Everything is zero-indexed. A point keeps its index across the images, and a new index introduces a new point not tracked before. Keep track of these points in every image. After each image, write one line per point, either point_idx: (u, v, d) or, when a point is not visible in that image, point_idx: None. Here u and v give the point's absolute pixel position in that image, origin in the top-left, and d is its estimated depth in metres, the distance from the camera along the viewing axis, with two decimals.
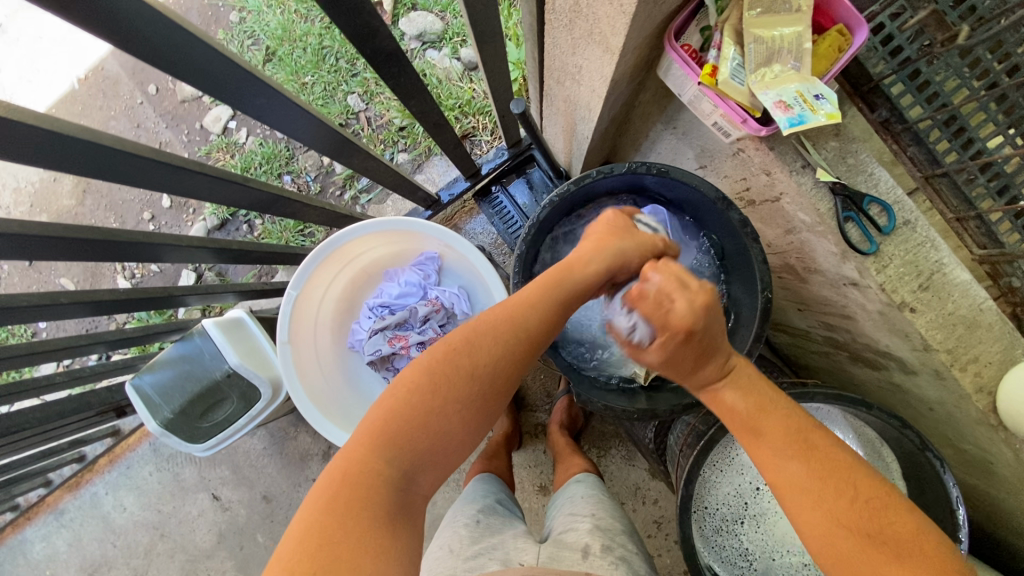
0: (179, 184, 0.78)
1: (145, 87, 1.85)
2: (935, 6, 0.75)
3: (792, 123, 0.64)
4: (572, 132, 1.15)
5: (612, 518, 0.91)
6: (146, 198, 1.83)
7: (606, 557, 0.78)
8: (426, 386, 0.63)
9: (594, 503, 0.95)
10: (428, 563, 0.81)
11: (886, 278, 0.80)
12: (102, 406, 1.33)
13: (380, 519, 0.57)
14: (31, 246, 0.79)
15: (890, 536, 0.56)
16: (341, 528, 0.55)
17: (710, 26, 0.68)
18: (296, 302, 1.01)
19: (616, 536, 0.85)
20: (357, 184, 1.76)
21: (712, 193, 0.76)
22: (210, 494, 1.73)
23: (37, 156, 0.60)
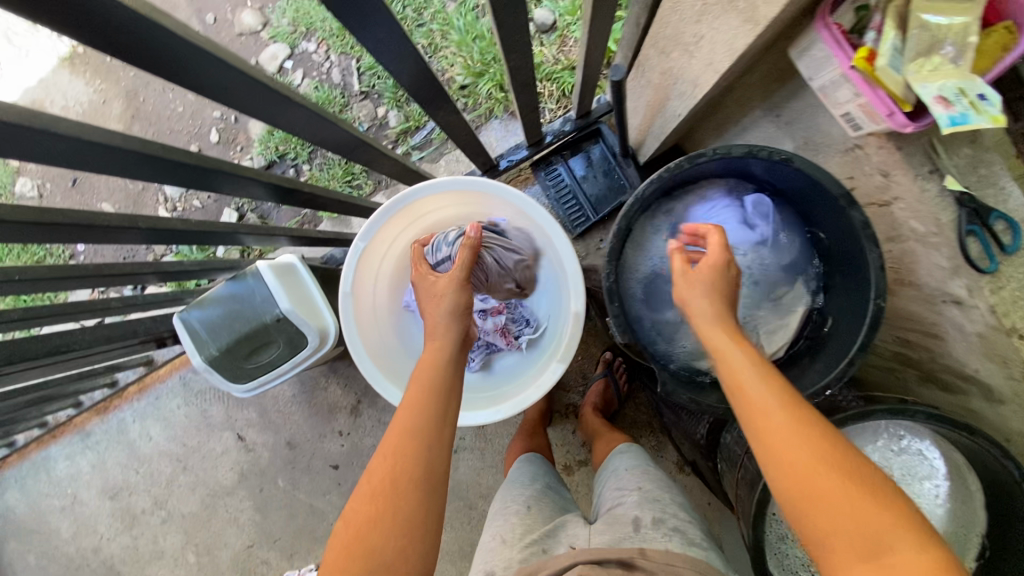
0: (275, 115, 0.74)
1: (203, 15, 1.79)
2: None
3: (954, 121, 0.58)
4: (659, 109, 1.10)
5: (662, 486, 0.87)
6: (194, 130, 1.79)
7: (657, 530, 0.76)
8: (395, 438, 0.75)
9: (640, 473, 0.91)
10: (483, 555, 0.82)
11: (999, 299, 0.75)
12: (146, 335, 1.32)
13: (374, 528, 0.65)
14: (113, 163, 0.76)
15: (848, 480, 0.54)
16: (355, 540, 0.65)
17: (868, 6, 0.63)
18: (362, 254, 0.98)
19: (668, 506, 0.82)
20: (411, 140, 1.71)
21: (836, 188, 0.70)
22: (235, 434, 1.74)
23: (146, 65, 0.57)
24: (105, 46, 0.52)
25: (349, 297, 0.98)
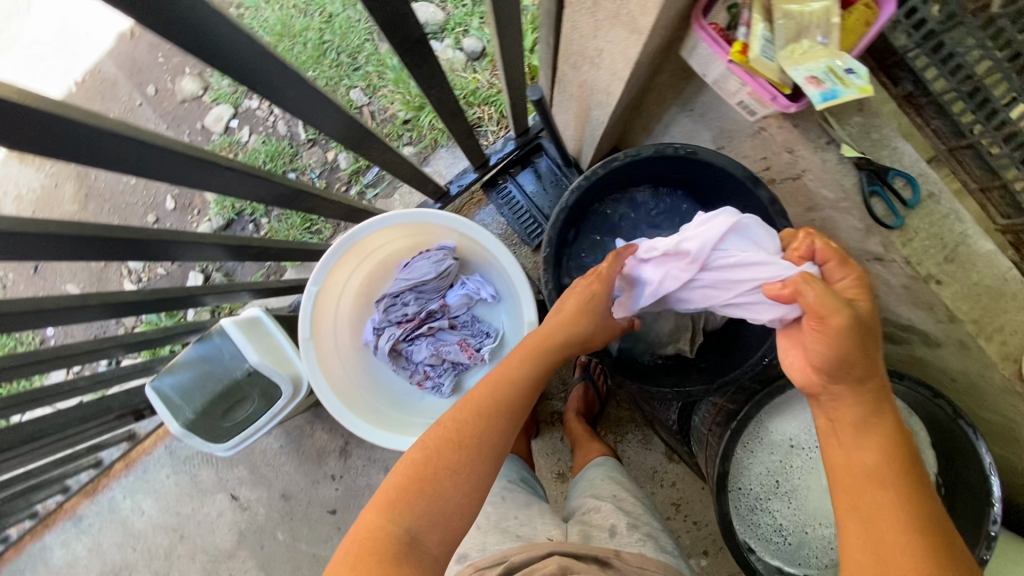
0: (205, 178, 0.78)
1: (144, 87, 1.83)
2: None
3: (826, 98, 0.63)
4: (585, 117, 1.15)
5: (634, 499, 0.92)
6: (150, 200, 1.81)
7: (633, 534, 0.79)
8: (486, 398, 0.70)
9: (614, 484, 0.96)
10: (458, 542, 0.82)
11: (911, 251, 0.80)
12: (122, 410, 1.32)
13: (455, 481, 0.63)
14: (56, 248, 0.78)
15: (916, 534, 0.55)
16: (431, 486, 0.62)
17: (737, 4, 0.68)
18: (317, 297, 1.01)
19: (640, 516, 0.86)
20: (363, 179, 1.75)
21: (741, 171, 0.76)
22: (229, 494, 1.73)
23: (71, 152, 0.60)
24: (24, 141, 0.55)
25: (310, 340, 1.01)
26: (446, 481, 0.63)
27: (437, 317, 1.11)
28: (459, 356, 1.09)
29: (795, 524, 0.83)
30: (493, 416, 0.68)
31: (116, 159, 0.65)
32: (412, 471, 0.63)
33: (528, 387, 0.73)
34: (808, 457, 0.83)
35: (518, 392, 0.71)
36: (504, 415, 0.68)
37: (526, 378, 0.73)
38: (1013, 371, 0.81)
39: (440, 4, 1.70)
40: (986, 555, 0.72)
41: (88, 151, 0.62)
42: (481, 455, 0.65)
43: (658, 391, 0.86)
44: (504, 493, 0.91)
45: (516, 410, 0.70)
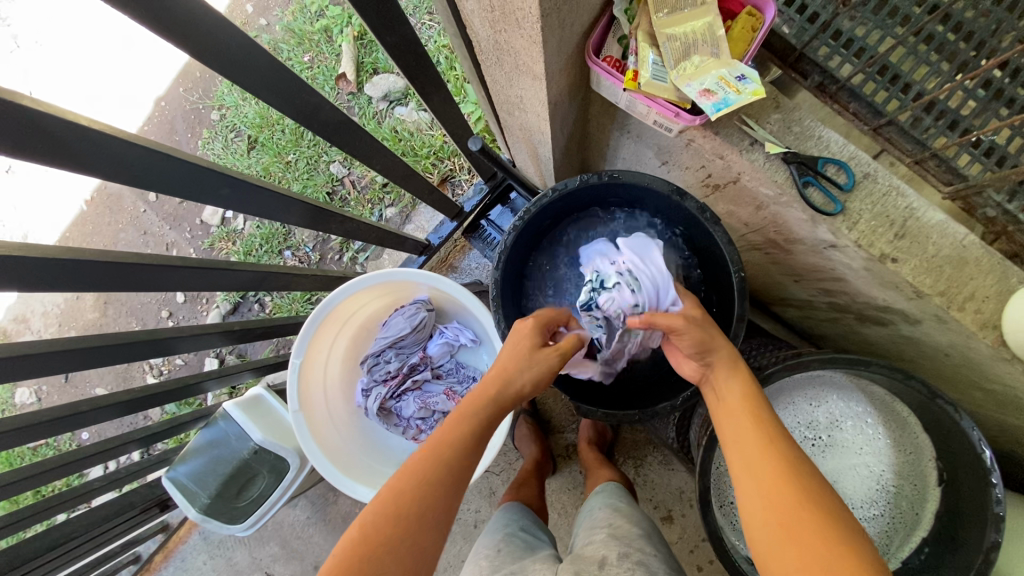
0: (165, 281, 0.83)
1: (146, 196, 1.97)
2: None
3: (718, 108, 0.67)
4: (536, 156, 1.19)
5: (629, 525, 0.89)
6: (162, 297, 1.92)
7: (622, 564, 0.77)
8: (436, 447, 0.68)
9: (613, 512, 0.94)
10: None
11: (860, 233, 0.79)
12: (145, 503, 1.37)
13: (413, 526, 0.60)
14: (36, 366, 0.82)
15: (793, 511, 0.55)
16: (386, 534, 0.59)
17: (625, 35, 0.74)
18: (301, 369, 1.04)
19: (633, 542, 0.83)
20: (353, 246, 1.83)
21: (666, 187, 0.79)
22: (264, 573, 1.74)
23: (32, 278, 0.67)
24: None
25: (300, 412, 1.03)
26: (413, 524, 0.60)
27: (420, 370, 1.13)
28: (447, 406, 1.11)
29: None
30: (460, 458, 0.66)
31: (73, 277, 0.71)
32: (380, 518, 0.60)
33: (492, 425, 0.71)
34: None
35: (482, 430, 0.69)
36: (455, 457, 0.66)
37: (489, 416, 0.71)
38: (995, 338, 0.77)
39: (399, 72, 1.81)
40: (998, 539, 0.66)
41: (47, 274, 0.68)
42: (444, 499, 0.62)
43: (624, 416, 0.85)
44: (500, 544, 0.91)
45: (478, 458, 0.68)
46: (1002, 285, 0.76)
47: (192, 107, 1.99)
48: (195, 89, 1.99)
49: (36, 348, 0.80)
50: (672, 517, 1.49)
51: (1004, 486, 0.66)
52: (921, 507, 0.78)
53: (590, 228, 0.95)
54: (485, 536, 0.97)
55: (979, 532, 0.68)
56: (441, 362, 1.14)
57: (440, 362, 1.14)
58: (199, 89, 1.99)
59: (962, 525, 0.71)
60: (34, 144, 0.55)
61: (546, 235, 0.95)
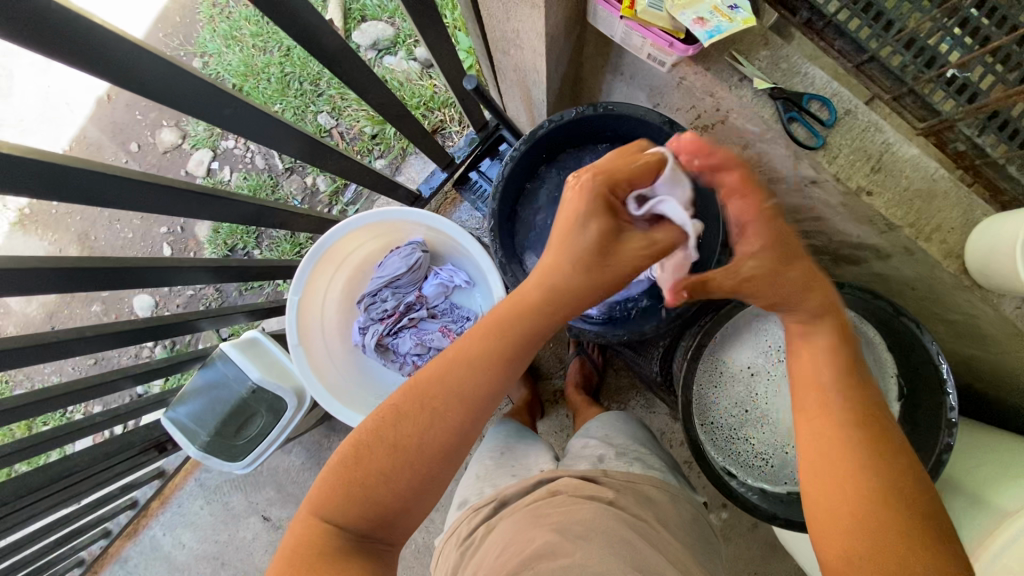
0: (165, 205, 0.84)
1: (128, 146, 1.93)
2: None
3: (711, 35, 0.70)
4: (529, 100, 1.20)
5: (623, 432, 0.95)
6: (148, 250, 1.87)
7: (620, 460, 0.84)
8: (417, 397, 0.62)
9: (604, 423, 0.99)
10: (460, 491, 0.89)
11: (838, 167, 0.83)
12: (143, 443, 1.40)
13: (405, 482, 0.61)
14: (37, 285, 0.81)
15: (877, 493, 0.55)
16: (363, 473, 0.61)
17: None
18: (300, 305, 1.07)
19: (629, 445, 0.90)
20: (343, 198, 1.81)
21: (659, 119, 0.83)
22: (261, 516, 1.80)
23: (35, 187, 0.67)
24: None
25: (300, 346, 1.07)
26: (388, 475, 0.61)
27: (416, 309, 1.17)
28: (442, 342, 1.15)
29: (772, 447, 0.88)
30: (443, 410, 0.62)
31: (75, 190, 0.71)
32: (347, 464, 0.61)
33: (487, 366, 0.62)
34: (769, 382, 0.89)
35: (467, 378, 0.62)
36: (451, 412, 0.62)
37: (494, 351, 0.62)
38: (958, 266, 0.82)
39: (388, 20, 1.77)
40: (950, 441, 0.74)
41: (56, 186, 0.69)
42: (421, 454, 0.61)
43: (613, 336, 0.92)
44: (501, 446, 0.97)
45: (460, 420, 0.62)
46: (968, 217, 0.81)
47: (172, 53, 1.93)
48: (176, 34, 1.93)
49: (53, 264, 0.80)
50: None
51: (958, 396, 0.75)
52: None
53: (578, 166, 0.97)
54: (484, 444, 1.02)
55: (933, 436, 0.76)
56: (437, 301, 1.18)
57: (435, 303, 1.18)
58: (180, 35, 1.92)
59: (919, 428, 0.78)
60: (40, 35, 0.55)
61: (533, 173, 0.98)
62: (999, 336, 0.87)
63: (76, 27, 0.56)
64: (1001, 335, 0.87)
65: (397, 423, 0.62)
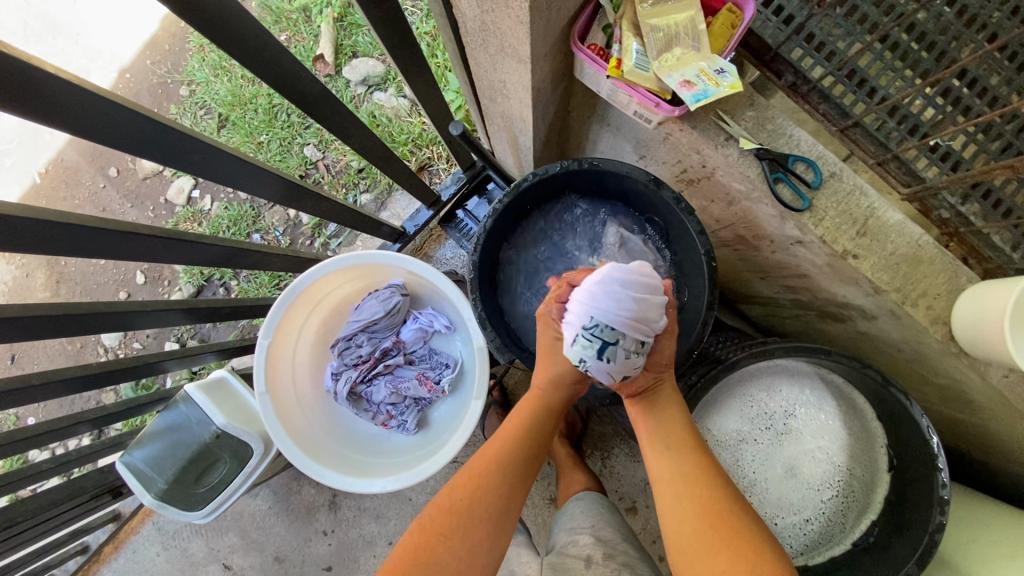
0: (132, 250, 0.79)
1: (107, 170, 1.88)
2: None
3: (698, 99, 0.69)
4: (516, 145, 1.19)
5: (611, 527, 0.96)
6: (119, 277, 1.79)
7: (608, 564, 0.84)
8: (466, 479, 0.76)
9: (593, 514, 1.00)
10: None
11: (825, 230, 0.82)
12: (96, 489, 1.31)
13: (456, 547, 0.69)
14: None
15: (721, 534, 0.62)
16: (427, 546, 0.69)
17: (610, 24, 0.74)
18: (269, 350, 1.02)
19: (616, 544, 0.90)
20: (325, 231, 1.76)
21: (643, 176, 0.80)
22: (221, 564, 1.69)
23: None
24: None
25: (267, 394, 1.01)
26: (441, 544, 0.69)
27: (393, 354, 1.13)
28: (419, 391, 1.11)
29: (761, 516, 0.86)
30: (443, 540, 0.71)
31: (29, 241, 0.66)
32: (413, 538, 0.71)
33: (518, 460, 0.78)
34: (755, 448, 0.87)
35: (501, 475, 0.76)
36: (500, 482, 0.75)
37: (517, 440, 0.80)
38: (945, 333, 0.81)
39: (379, 56, 1.78)
40: (942, 519, 0.71)
41: (15, 235, 0.65)
42: (474, 516, 0.72)
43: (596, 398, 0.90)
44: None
45: (506, 496, 0.75)
46: (952, 283, 0.81)
47: (159, 80, 1.91)
48: (164, 62, 1.92)
49: (11, 313, 0.74)
50: (637, 508, 1.50)
51: (949, 470, 0.72)
52: (873, 490, 0.84)
53: (558, 231, 0.96)
54: None
55: (926, 514, 0.73)
56: (415, 346, 1.14)
57: (413, 348, 1.14)
58: (168, 62, 1.91)
59: (912, 507, 0.76)
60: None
61: (513, 233, 0.95)
62: (987, 403, 0.85)
63: (29, 75, 0.53)
64: (989, 402, 0.85)
65: (452, 496, 0.74)
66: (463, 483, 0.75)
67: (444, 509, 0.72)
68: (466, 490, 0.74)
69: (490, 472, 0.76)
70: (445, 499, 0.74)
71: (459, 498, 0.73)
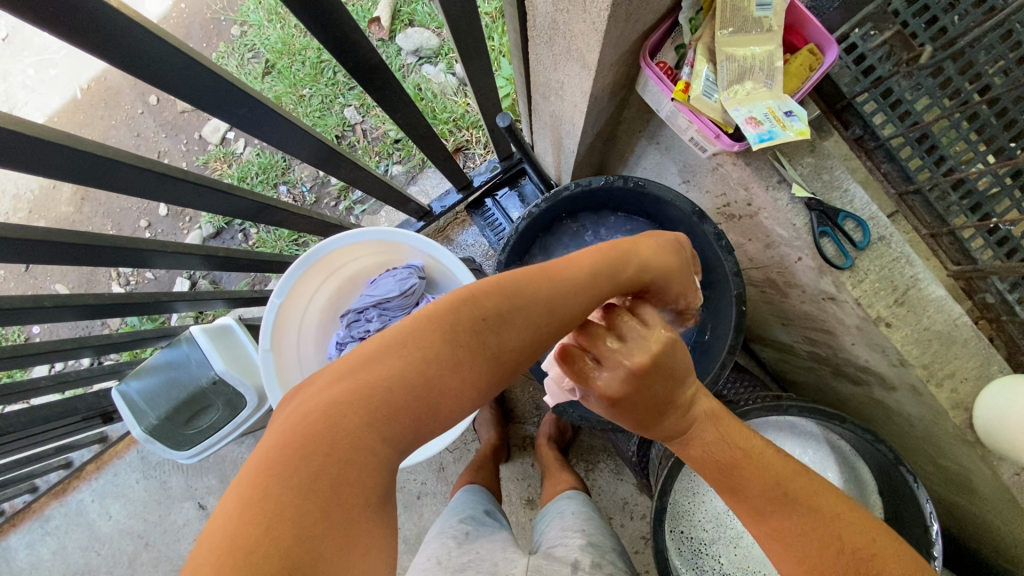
0: (163, 192, 0.79)
1: (147, 97, 1.87)
2: (899, 27, 0.81)
3: (762, 138, 0.66)
4: (559, 146, 1.16)
5: (601, 535, 0.96)
6: (142, 206, 1.79)
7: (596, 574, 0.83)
8: (479, 317, 0.50)
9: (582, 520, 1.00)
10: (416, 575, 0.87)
11: (861, 292, 0.80)
12: (89, 411, 1.33)
13: (446, 405, 0.49)
14: (9, 253, 0.74)
15: (811, 537, 0.56)
16: (405, 401, 0.47)
17: (684, 44, 0.71)
18: (280, 309, 1.02)
19: (605, 554, 0.90)
20: (351, 195, 1.76)
21: (690, 207, 0.77)
22: (197, 503, 1.72)
23: (25, 162, 0.61)
24: None
25: (270, 352, 1.02)
26: (436, 396, 0.48)
27: None
28: None
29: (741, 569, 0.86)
30: (433, 348, 0.48)
31: (66, 169, 0.66)
32: (388, 385, 0.46)
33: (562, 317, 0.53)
34: None
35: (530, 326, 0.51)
36: (530, 329, 0.51)
37: (566, 289, 0.53)
38: (964, 419, 0.79)
39: (435, 29, 1.75)
40: None
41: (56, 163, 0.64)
42: (480, 367, 0.50)
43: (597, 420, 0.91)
44: (466, 527, 0.98)
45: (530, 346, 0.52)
46: (983, 369, 0.78)
47: (213, 16, 1.90)
48: None
49: (37, 236, 0.74)
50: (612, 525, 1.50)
51: (941, 559, 0.71)
52: None
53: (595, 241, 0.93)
54: (446, 520, 1.03)
55: None
56: None
57: None
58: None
59: None
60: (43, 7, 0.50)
61: (546, 236, 0.94)
62: (991, 496, 0.83)
63: (91, 6, 0.52)
64: (994, 495, 0.82)
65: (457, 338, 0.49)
66: (472, 320, 0.50)
67: (443, 351, 0.48)
68: (483, 332, 0.50)
69: (521, 317, 0.51)
70: (439, 332, 0.49)
71: (467, 338, 0.49)
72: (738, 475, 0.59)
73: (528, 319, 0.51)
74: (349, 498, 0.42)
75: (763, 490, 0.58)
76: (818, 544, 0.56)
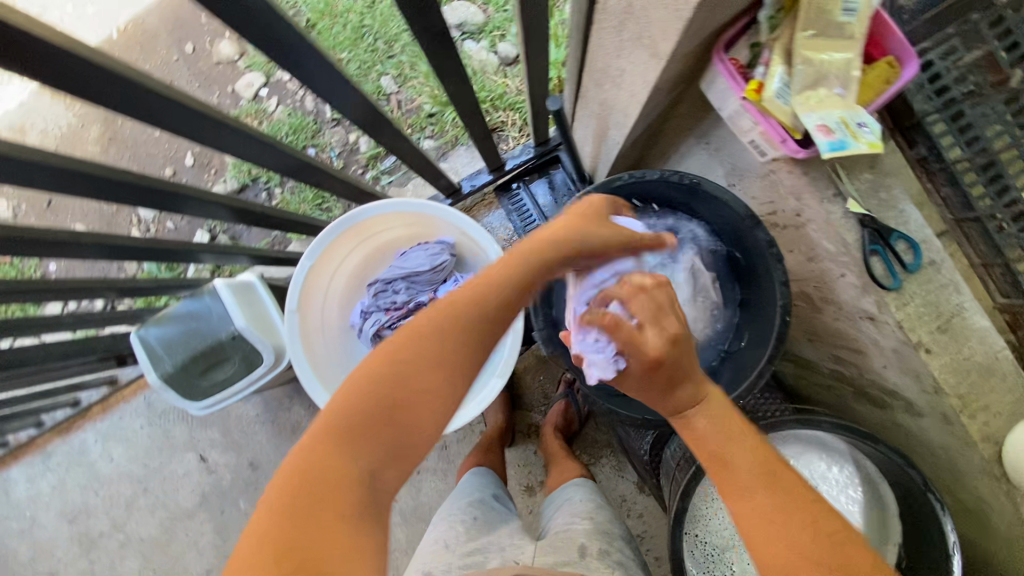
0: (213, 138, 0.78)
1: (184, 45, 1.85)
2: (990, 46, 0.79)
3: (834, 147, 0.64)
4: (602, 136, 1.14)
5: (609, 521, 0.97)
6: (170, 154, 1.78)
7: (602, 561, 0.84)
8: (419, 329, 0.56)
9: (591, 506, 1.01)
10: (424, 557, 0.88)
11: (905, 315, 0.79)
12: (104, 353, 1.33)
13: (412, 406, 0.54)
14: (49, 181, 0.71)
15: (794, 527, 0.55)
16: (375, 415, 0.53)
17: (760, 43, 0.69)
18: (310, 271, 1.02)
19: (613, 540, 0.91)
20: (380, 164, 1.75)
21: (744, 211, 0.75)
22: (198, 455, 1.73)
23: (86, 91, 0.59)
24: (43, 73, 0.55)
25: (296, 313, 1.02)
26: (406, 406, 0.54)
27: None
28: None
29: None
30: (392, 356, 0.55)
31: (123, 102, 0.64)
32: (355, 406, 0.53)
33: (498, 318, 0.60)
34: None
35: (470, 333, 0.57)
36: (461, 336, 0.57)
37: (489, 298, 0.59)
38: (992, 453, 0.78)
39: (482, 5, 1.72)
40: None
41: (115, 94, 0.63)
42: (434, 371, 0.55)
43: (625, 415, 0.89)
44: (475, 510, 0.98)
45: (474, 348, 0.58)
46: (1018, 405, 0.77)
47: None
48: None
49: (82, 168, 0.73)
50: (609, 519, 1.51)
51: None
52: None
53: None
54: (456, 502, 1.03)
55: None
56: None
57: None
58: None
59: None
60: None
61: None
62: (1007, 532, 0.83)
63: None
64: (1010, 531, 0.82)
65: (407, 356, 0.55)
66: (422, 336, 0.56)
67: (389, 366, 0.54)
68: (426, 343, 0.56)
69: (460, 330, 0.57)
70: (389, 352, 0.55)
71: (416, 348, 0.55)
72: (727, 452, 0.61)
73: (467, 327, 0.58)
74: (335, 504, 0.49)
75: (754, 472, 0.59)
76: (804, 534, 0.55)
